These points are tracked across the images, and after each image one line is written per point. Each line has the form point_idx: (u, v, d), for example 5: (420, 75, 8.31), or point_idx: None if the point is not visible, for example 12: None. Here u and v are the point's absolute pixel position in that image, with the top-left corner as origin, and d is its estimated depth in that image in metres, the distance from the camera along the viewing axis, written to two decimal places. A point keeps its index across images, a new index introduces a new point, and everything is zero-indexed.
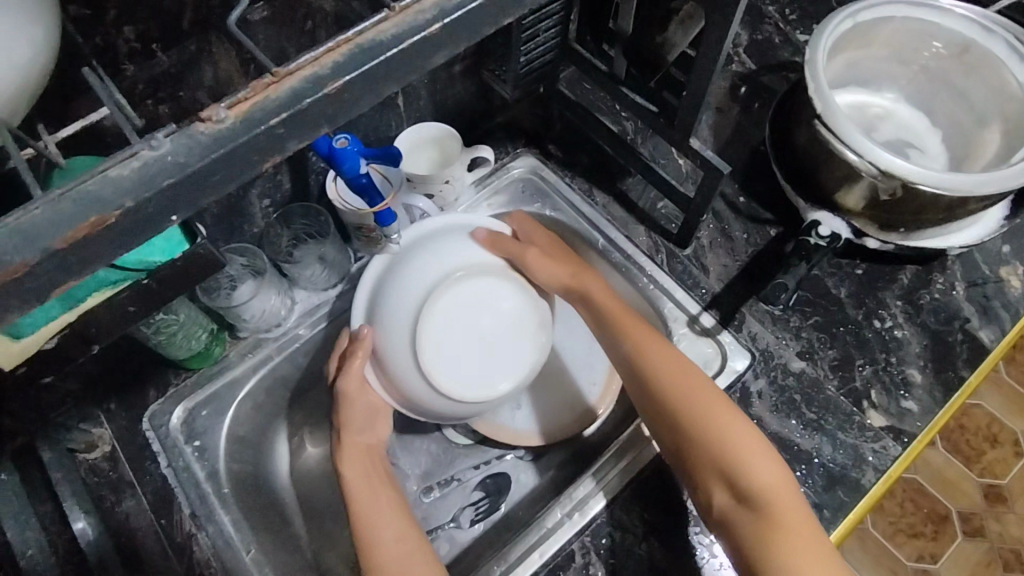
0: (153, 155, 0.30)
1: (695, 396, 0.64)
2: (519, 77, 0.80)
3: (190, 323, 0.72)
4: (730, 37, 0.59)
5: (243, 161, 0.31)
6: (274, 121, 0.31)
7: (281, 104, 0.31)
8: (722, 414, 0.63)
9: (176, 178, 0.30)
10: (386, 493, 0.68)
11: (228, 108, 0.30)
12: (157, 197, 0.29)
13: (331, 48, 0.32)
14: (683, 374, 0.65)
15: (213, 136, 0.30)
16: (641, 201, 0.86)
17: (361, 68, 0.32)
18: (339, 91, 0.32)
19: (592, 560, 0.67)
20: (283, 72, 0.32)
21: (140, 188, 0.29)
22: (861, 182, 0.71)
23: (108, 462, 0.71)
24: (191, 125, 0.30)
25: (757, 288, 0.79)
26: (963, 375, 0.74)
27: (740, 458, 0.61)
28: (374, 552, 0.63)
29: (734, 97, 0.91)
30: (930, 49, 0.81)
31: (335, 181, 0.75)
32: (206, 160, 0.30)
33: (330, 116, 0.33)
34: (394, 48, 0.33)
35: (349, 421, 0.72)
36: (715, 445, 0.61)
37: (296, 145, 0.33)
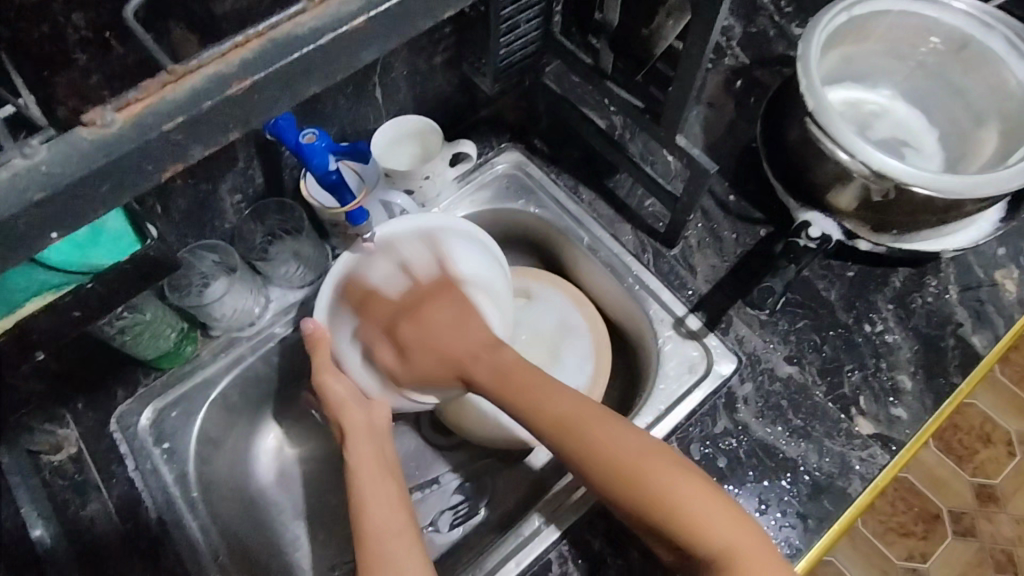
0: (27, 164, 0.27)
1: (630, 461, 0.56)
2: (500, 70, 0.77)
3: (159, 322, 0.70)
4: (717, 31, 0.57)
5: (136, 170, 0.29)
6: (167, 126, 0.28)
7: (178, 105, 0.29)
8: (665, 469, 0.56)
9: (49, 190, 0.27)
10: (389, 481, 0.65)
11: (115, 111, 0.28)
12: (26, 213, 0.27)
13: (241, 43, 0.30)
14: (608, 432, 0.58)
15: (95, 141, 0.28)
16: (628, 198, 0.83)
17: (273, 66, 0.30)
18: (246, 92, 0.30)
19: (569, 570, 0.65)
20: (182, 69, 0.29)
21: (5, 202, 0.26)
22: (854, 182, 0.68)
23: (72, 464, 0.69)
24: (74, 130, 0.28)
25: (745, 290, 0.77)
26: (955, 382, 0.72)
27: (687, 518, 0.54)
28: (375, 544, 0.60)
29: (725, 91, 0.88)
30: (927, 44, 0.78)
31: (307, 178, 0.73)
32: (85, 171, 0.27)
33: (241, 118, 0.30)
34: (313, 44, 0.30)
35: (348, 403, 0.68)
36: (661, 508, 0.54)
37: (201, 150, 0.30)
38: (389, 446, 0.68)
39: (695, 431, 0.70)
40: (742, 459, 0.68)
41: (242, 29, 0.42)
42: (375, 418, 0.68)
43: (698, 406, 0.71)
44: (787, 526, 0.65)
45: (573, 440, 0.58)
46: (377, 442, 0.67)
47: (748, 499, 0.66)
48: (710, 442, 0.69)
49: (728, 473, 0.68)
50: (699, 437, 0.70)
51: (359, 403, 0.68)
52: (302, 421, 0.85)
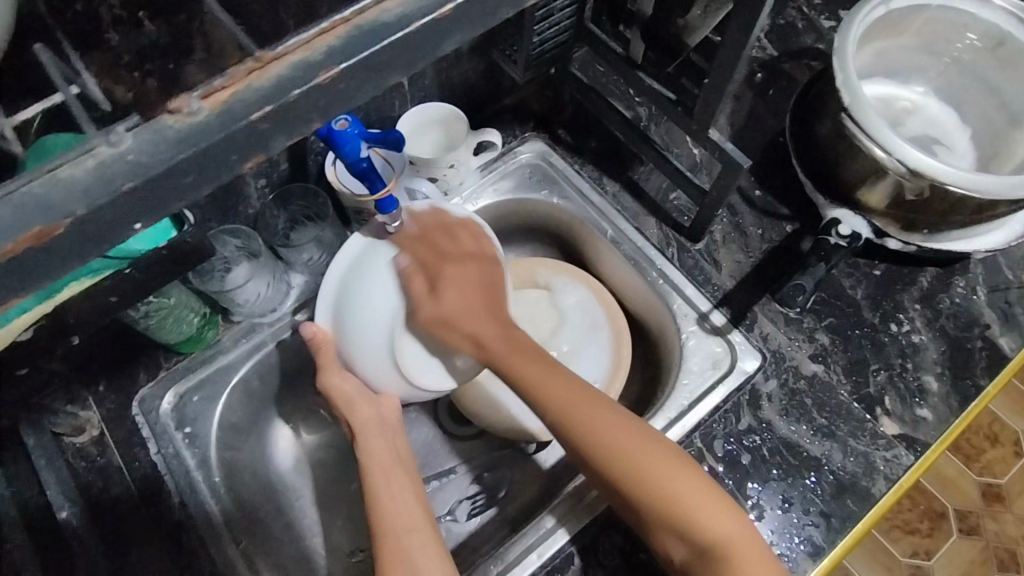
0: (112, 152, 0.27)
1: (635, 452, 0.57)
2: (532, 58, 0.75)
3: (181, 307, 0.69)
4: (759, 24, 0.55)
5: (219, 160, 0.28)
6: (256, 115, 0.28)
7: (266, 95, 0.28)
8: (662, 460, 0.57)
9: (137, 181, 0.26)
10: (402, 473, 0.66)
11: (202, 98, 0.28)
12: (115, 201, 0.26)
13: (327, 30, 0.30)
14: (608, 420, 0.59)
15: (183, 129, 0.27)
16: (653, 191, 0.82)
17: (361, 53, 0.29)
18: (332, 81, 0.29)
19: (592, 564, 0.65)
20: (268, 57, 0.29)
21: (92, 193, 0.26)
22: (887, 179, 0.67)
23: (96, 447, 0.69)
24: (159, 118, 0.28)
25: (771, 286, 0.76)
26: (981, 384, 0.72)
27: (683, 509, 0.55)
28: (390, 534, 0.61)
29: (753, 84, 0.87)
30: (964, 41, 0.77)
31: (334, 164, 0.72)
32: (173, 161, 0.27)
33: (324, 107, 0.30)
34: (398, 31, 0.30)
35: (356, 398, 0.68)
36: (662, 497, 0.56)
37: (284, 142, 0.30)
38: (400, 439, 0.69)
39: (719, 427, 0.70)
40: (766, 457, 0.68)
41: (283, 12, 0.41)
42: (384, 410, 0.69)
43: (721, 403, 0.71)
44: (810, 524, 0.65)
45: (573, 427, 0.59)
46: (387, 436, 0.68)
47: (771, 497, 0.66)
48: (733, 439, 0.69)
49: (751, 470, 0.67)
50: (723, 433, 0.69)
51: (365, 398, 0.68)
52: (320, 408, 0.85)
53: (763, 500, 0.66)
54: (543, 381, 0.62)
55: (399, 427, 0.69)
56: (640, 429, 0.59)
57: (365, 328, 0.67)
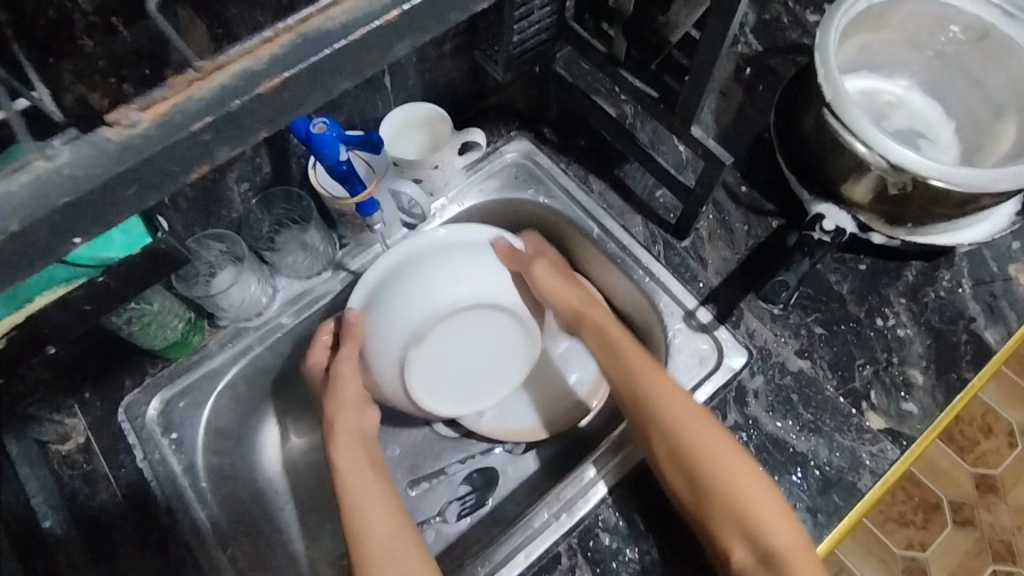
0: (49, 166, 0.27)
1: (711, 446, 0.63)
2: (512, 58, 0.75)
3: (164, 313, 0.69)
4: (737, 20, 0.55)
5: (161, 170, 0.28)
6: (196, 126, 0.27)
7: (205, 105, 0.28)
8: (737, 459, 0.63)
9: (72, 195, 0.26)
10: (379, 478, 0.66)
11: (141, 110, 0.27)
12: (51, 217, 0.26)
13: (269, 38, 0.29)
14: (692, 411, 0.65)
15: (121, 142, 0.27)
16: (638, 188, 0.82)
17: (304, 61, 0.29)
18: (277, 89, 0.29)
19: (579, 563, 0.65)
20: (208, 67, 0.29)
21: (27, 208, 0.26)
22: (870, 174, 0.67)
23: (81, 454, 0.68)
24: (99, 131, 0.27)
25: (756, 282, 0.76)
26: (966, 377, 0.72)
27: (753, 510, 0.61)
28: (363, 542, 0.61)
29: (738, 79, 0.87)
30: (946, 34, 0.77)
31: (316, 167, 0.72)
32: (109, 174, 0.26)
33: (270, 117, 0.30)
34: (344, 39, 0.29)
35: (345, 405, 0.70)
36: (729, 491, 0.61)
37: (228, 151, 0.29)
38: (377, 450, 0.70)
39: None
40: (752, 454, 0.68)
41: (254, 16, 0.41)
42: (363, 423, 0.70)
43: (708, 400, 0.71)
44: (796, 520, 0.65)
45: (658, 415, 0.65)
46: (363, 447, 0.68)
47: None
48: None
49: None
50: None
51: (352, 406, 0.70)
52: (309, 411, 0.85)
53: None
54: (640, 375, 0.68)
55: (376, 440, 0.71)
56: (717, 428, 0.65)
57: (379, 352, 0.71)
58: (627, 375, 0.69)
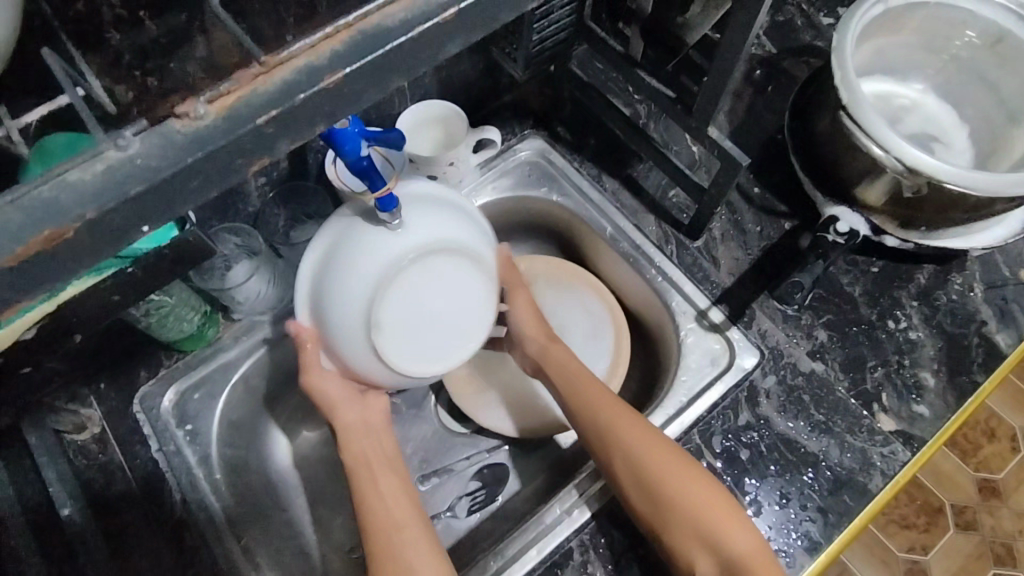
0: (121, 156, 0.28)
1: (671, 475, 0.61)
2: (532, 55, 0.75)
3: (182, 305, 0.69)
4: (758, 23, 0.55)
5: (223, 163, 0.29)
6: (261, 120, 0.28)
7: (270, 99, 0.28)
8: (692, 478, 0.61)
9: (146, 184, 0.27)
10: (392, 474, 0.66)
11: (207, 103, 0.28)
12: (123, 207, 0.27)
13: (330, 34, 0.30)
14: (647, 438, 0.63)
15: (189, 133, 0.28)
16: (652, 189, 0.82)
17: (363, 58, 0.30)
18: (339, 84, 0.30)
19: (591, 559, 0.65)
20: (274, 61, 0.29)
21: (102, 196, 0.27)
22: (884, 176, 0.68)
23: (97, 444, 0.69)
24: (166, 123, 0.28)
25: (769, 283, 0.77)
26: (978, 380, 0.72)
27: (707, 523, 0.59)
28: (382, 533, 0.61)
29: (751, 80, 0.87)
30: (962, 38, 0.77)
31: (335, 162, 0.72)
32: (181, 164, 0.27)
33: (332, 111, 0.30)
34: (403, 36, 0.30)
35: (342, 401, 0.67)
36: (681, 510, 0.60)
37: (287, 145, 0.30)
38: (388, 439, 0.69)
39: (717, 424, 0.70)
40: (764, 453, 0.69)
41: None
42: (368, 415, 0.69)
43: (720, 399, 0.71)
44: (807, 519, 0.66)
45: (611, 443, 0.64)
46: (375, 441, 0.68)
47: (768, 492, 0.67)
48: (732, 435, 0.69)
49: (749, 466, 0.68)
50: (722, 429, 0.70)
51: (352, 401, 0.68)
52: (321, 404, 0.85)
53: (760, 496, 0.67)
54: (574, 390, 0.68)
55: (387, 430, 0.70)
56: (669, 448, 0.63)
57: (344, 322, 0.60)
58: (588, 407, 0.67)
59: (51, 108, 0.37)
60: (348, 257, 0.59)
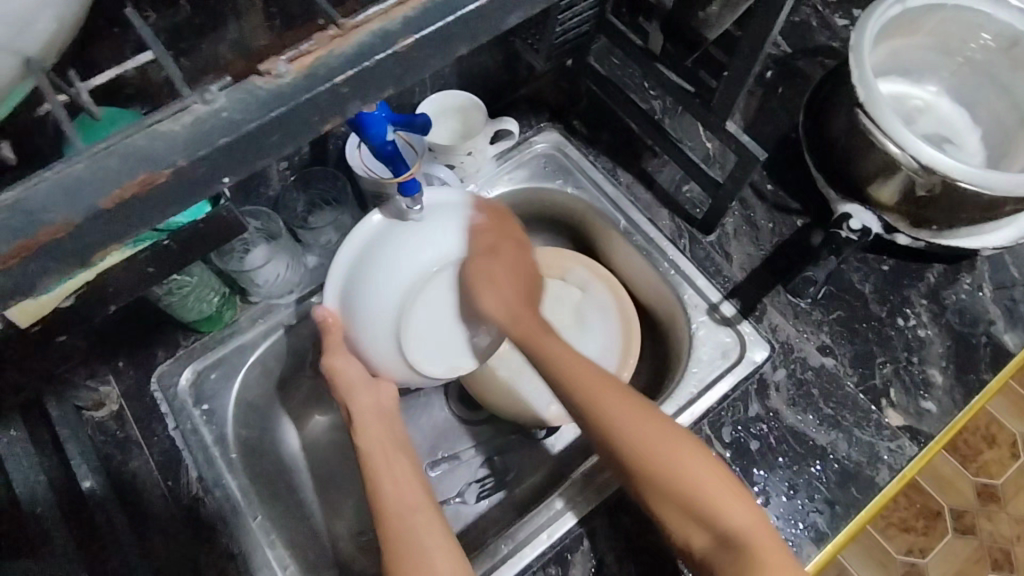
0: (207, 110, 0.29)
1: (665, 448, 0.58)
2: (554, 48, 0.77)
3: (203, 285, 0.71)
4: (781, 18, 0.56)
5: (302, 120, 0.30)
6: (338, 80, 0.30)
7: (348, 60, 0.30)
8: (693, 457, 0.58)
9: (234, 135, 0.28)
10: (401, 456, 0.67)
11: (290, 62, 0.29)
12: (212, 155, 0.28)
13: (403, 1, 0.31)
14: (639, 413, 0.60)
15: (272, 90, 0.29)
16: (666, 183, 0.83)
17: (433, 27, 0.31)
18: (409, 49, 0.31)
19: (601, 544, 0.66)
20: (351, 25, 0.30)
21: (193, 145, 0.28)
22: (899, 174, 0.68)
23: (115, 421, 0.70)
24: (249, 80, 0.29)
25: (781, 278, 0.77)
26: (985, 378, 0.73)
27: (702, 500, 0.56)
28: (395, 514, 0.62)
29: (766, 78, 0.88)
30: (978, 40, 0.78)
31: (359, 149, 0.73)
32: (265, 119, 0.29)
33: (391, 79, 0.32)
34: (470, 5, 0.31)
35: (358, 384, 0.71)
36: (671, 486, 0.57)
37: (359, 106, 0.32)
38: (398, 425, 0.71)
39: (728, 415, 0.71)
40: (773, 445, 0.69)
41: None
42: (382, 399, 0.71)
43: (730, 391, 0.72)
44: (814, 511, 0.67)
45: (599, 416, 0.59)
46: (385, 425, 0.70)
47: (776, 483, 0.68)
48: (742, 426, 0.70)
49: (758, 457, 0.69)
50: (732, 421, 0.71)
51: (366, 385, 0.71)
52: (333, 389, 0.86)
53: (769, 487, 0.67)
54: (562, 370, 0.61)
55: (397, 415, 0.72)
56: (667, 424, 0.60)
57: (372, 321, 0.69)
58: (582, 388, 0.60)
59: (119, 72, 0.37)
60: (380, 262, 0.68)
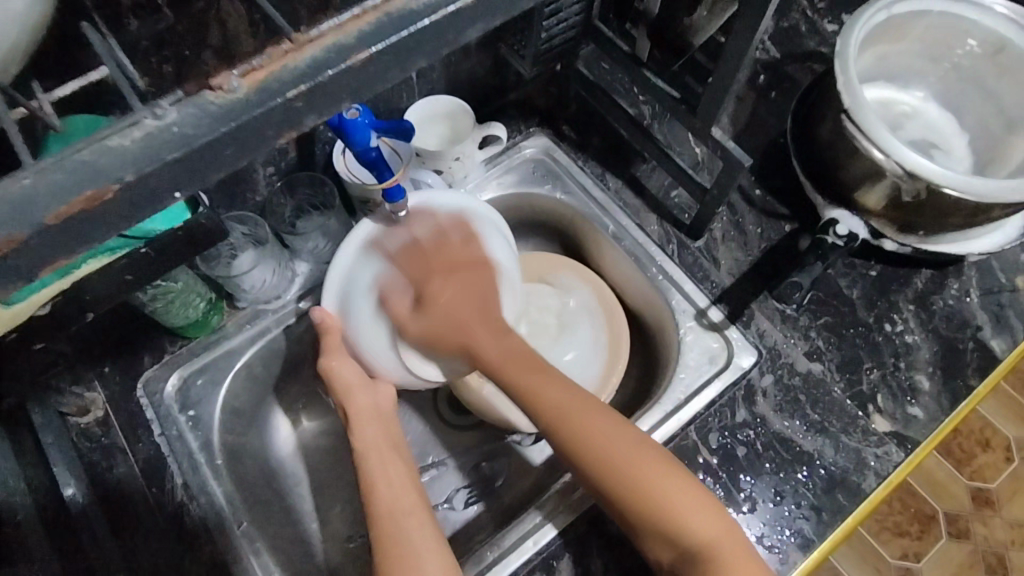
0: (157, 124, 0.29)
1: (635, 460, 0.58)
2: (540, 53, 0.77)
3: (189, 291, 0.70)
4: (763, 25, 0.56)
5: (258, 135, 0.30)
6: (292, 94, 0.30)
7: (300, 74, 0.30)
8: (666, 474, 0.58)
9: (183, 150, 0.28)
10: (397, 459, 0.67)
11: (241, 77, 0.29)
12: (161, 170, 0.28)
13: (358, 16, 0.31)
14: (610, 427, 0.60)
15: (224, 105, 0.29)
16: (655, 188, 0.83)
17: (387, 40, 0.31)
18: (363, 63, 0.31)
19: (586, 551, 0.66)
20: (303, 40, 0.30)
21: (141, 160, 0.28)
22: (884, 180, 0.68)
23: (100, 427, 0.70)
24: (201, 94, 0.29)
25: (768, 283, 0.77)
26: (972, 384, 0.73)
27: (670, 517, 0.56)
28: (388, 517, 0.62)
29: (755, 84, 0.88)
30: (964, 47, 0.78)
31: (344, 154, 0.74)
32: (216, 134, 0.29)
33: (354, 88, 0.32)
34: (428, 18, 0.31)
35: (355, 386, 0.70)
36: (638, 499, 0.57)
37: (314, 120, 0.32)
38: (395, 427, 0.70)
39: (714, 420, 0.71)
40: (760, 452, 0.69)
41: None
42: (380, 399, 0.71)
43: (717, 397, 0.72)
44: (801, 517, 0.67)
45: (569, 434, 0.60)
46: (383, 426, 0.69)
47: (762, 490, 0.68)
48: (728, 432, 0.70)
49: (744, 463, 0.69)
50: (718, 427, 0.71)
51: (365, 386, 0.70)
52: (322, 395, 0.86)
53: (755, 493, 0.67)
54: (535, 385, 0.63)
55: (394, 416, 0.71)
56: (640, 440, 0.60)
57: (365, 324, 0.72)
58: (552, 408, 0.61)
59: (82, 84, 0.38)
60: (375, 269, 0.72)
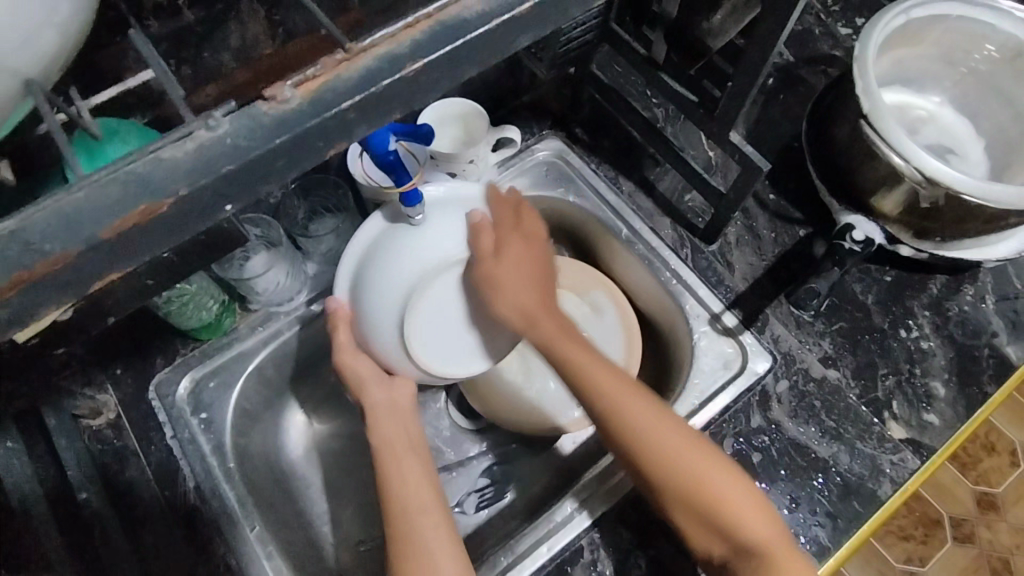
0: (209, 137, 0.29)
1: (682, 450, 0.58)
2: (556, 56, 0.76)
3: (202, 293, 0.70)
4: (786, 30, 0.56)
5: (310, 146, 0.30)
6: (347, 105, 0.29)
7: (353, 85, 0.30)
8: (715, 465, 0.58)
9: (238, 162, 0.28)
10: (414, 458, 0.66)
11: (295, 87, 0.29)
12: (214, 182, 0.28)
13: (412, 24, 0.31)
14: (659, 419, 0.59)
15: (279, 116, 0.29)
16: (668, 192, 0.83)
17: (439, 50, 0.31)
18: (418, 72, 0.31)
19: (601, 557, 0.66)
20: (357, 49, 0.30)
21: (195, 173, 0.28)
22: (902, 185, 0.68)
23: (112, 430, 0.69)
24: (255, 105, 0.29)
25: (784, 288, 0.77)
26: (988, 391, 0.73)
27: (725, 507, 0.56)
28: (405, 517, 0.61)
29: (769, 87, 0.88)
30: (981, 52, 0.78)
31: (361, 159, 0.73)
32: (270, 145, 0.28)
33: (394, 99, 0.32)
34: (482, 27, 0.31)
35: (368, 378, 0.68)
36: (694, 494, 0.57)
37: (365, 131, 0.31)
38: (413, 425, 0.69)
39: (729, 427, 0.70)
40: (775, 458, 0.69)
41: None
42: (397, 395, 0.69)
43: (732, 403, 0.71)
44: (817, 524, 0.66)
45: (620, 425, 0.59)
46: (401, 423, 0.68)
47: (778, 496, 0.67)
48: (743, 439, 0.70)
49: (760, 470, 0.68)
50: (733, 433, 0.70)
51: (379, 381, 0.69)
52: (332, 398, 0.85)
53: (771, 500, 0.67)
54: (585, 376, 0.62)
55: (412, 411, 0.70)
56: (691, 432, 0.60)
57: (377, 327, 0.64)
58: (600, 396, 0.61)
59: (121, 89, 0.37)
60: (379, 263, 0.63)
